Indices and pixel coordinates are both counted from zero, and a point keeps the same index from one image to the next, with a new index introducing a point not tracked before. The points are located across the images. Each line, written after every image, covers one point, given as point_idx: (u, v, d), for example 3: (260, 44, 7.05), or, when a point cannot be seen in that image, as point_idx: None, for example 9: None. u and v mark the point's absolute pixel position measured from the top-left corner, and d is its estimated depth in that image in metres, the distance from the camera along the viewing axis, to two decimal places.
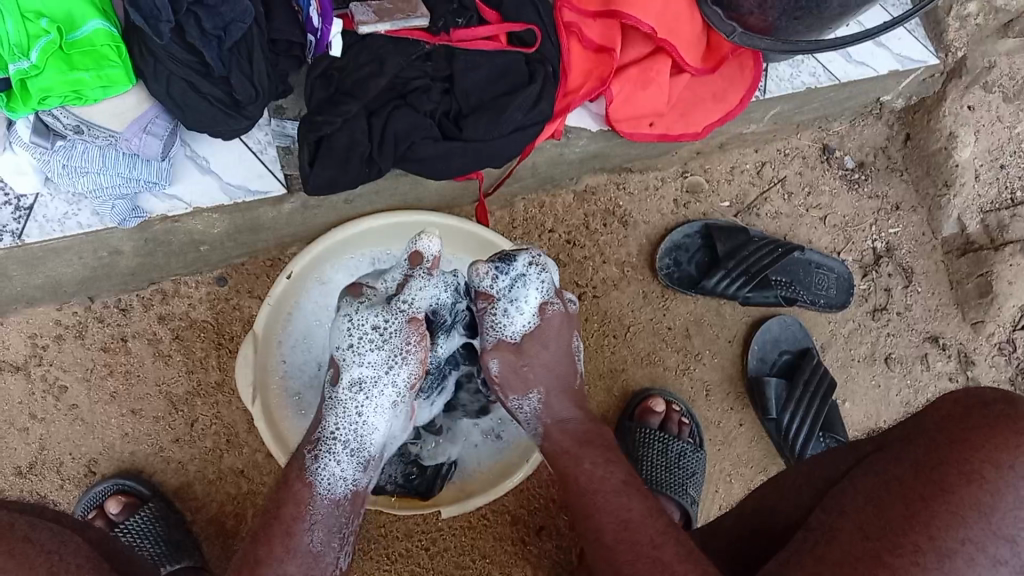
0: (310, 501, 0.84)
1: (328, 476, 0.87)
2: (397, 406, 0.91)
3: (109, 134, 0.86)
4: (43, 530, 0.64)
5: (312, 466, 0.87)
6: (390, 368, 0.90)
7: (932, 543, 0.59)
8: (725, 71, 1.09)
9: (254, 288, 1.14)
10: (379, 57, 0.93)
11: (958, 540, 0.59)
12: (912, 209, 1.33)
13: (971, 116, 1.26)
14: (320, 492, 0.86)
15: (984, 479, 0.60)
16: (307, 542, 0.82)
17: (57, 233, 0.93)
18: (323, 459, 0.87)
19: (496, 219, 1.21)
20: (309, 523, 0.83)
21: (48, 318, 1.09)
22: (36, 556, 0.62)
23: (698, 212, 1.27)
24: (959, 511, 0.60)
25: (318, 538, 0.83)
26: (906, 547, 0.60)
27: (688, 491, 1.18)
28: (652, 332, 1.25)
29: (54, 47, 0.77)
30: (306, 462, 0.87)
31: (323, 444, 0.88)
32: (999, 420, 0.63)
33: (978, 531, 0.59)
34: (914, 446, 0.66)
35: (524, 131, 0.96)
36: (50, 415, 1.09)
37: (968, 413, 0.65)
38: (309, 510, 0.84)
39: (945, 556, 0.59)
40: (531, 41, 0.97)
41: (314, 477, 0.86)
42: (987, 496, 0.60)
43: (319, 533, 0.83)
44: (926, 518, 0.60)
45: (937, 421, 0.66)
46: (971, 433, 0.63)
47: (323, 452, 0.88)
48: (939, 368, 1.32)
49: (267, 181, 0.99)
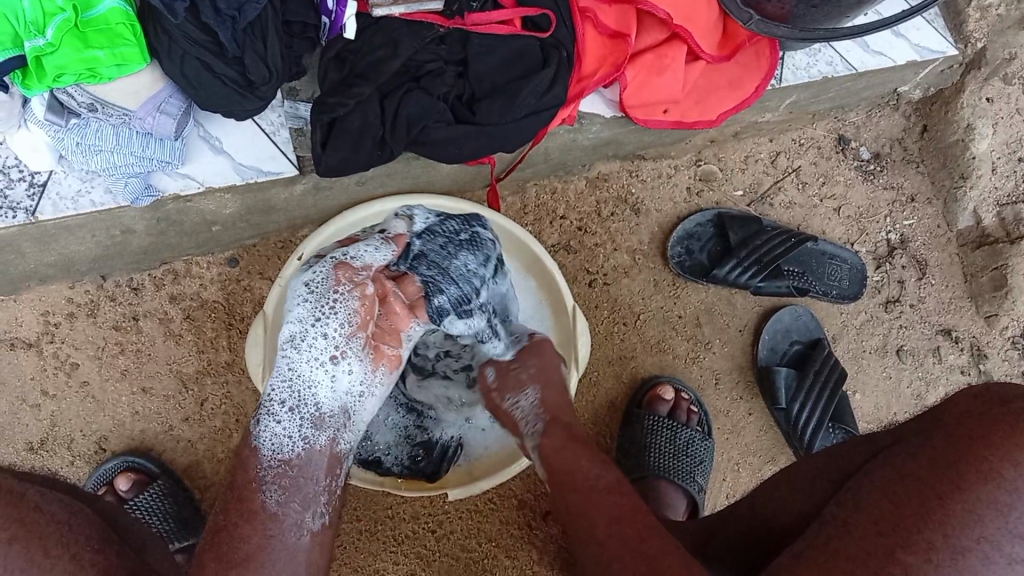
0: (262, 464, 0.80)
1: (270, 436, 0.82)
2: (340, 358, 0.87)
3: (123, 112, 0.86)
4: (51, 502, 0.65)
5: (256, 433, 0.82)
6: (320, 320, 0.86)
7: (947, 542, 0.59)
8: (741, 59, 1.08)
9: (265, 269, 1.14)
10: (393, 40, 0.93)
11: (973, 538, 0.58)
12: (927, 201, 1.32)
13: (989, 108, 1.24)
14: (267, 454, 0.81)
15: (1002, 478, 0.59)
16: (264, 502, 0.77)
17: (71, 211, 0.93)
18: (268, 423, 0.82)
19: (507, 204, 1.21)
20: (263, 484, 0.78)
21: (61, 296, 1.10)
22: (47, 525, 0.62)
23: (711, 200, 1.27)
24: (975, 510, 0.59)
25: (274, 495, 0.78)
26: (920, 545, 0.59)
27: (695, 479, 1.19)
28: (662, 320, 1.24)
29: (69, 25, 0.78)
30: (251, 430, 0.83)
31: (263, 408, 0.84)
32: (1017, 418, 0.62)
33: (994, 529, 0.59)
34: (932, 442, 0.65)
35: (537, 115, 0.96)
36: (61, 392, 1.10)
37: (988, 410, 0.64)
38: (259, 476, 0.79)
39: (959, 554, 0.58)
40: (546, 26, 0.96)
41: (259, 438, 0.81)
42: (1004, 495, 0.59)
43: (275, 489, 0.78)
44: (941, 516, 0.60)
45: (957, 416, 0.66)
46: (990, 430, 0.62)
47: (264, 415, 0.83)
48: (951, 361, 1.31)
49: (279, 162, 0.99)
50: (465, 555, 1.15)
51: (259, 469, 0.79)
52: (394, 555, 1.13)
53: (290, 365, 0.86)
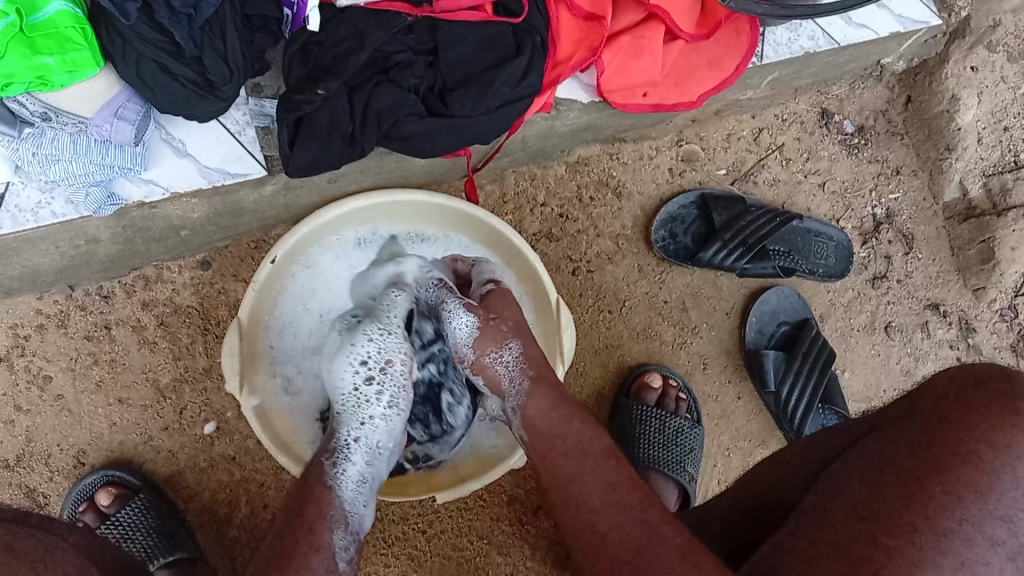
0: (336, 505, 0.79)
1: (351, 476, 0.84)
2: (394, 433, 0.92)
3: (78, 120, 0.82)
4: (26, 538, 0.63)
5: (333, 475, 0.83)
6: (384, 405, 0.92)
7: (929, 523, 0.57)
8: (720, 37, 1.05)
9: (239, 271, 1.11)
10: (359, 32, 0.88)
11: (956, 520, 0.57)
12: (913, 173, 1.30)
13: (974, 77, 1.22)
14: (343, 501, 0.81)
15: (980, 460, 0.59)
16: (330, 540, 0.75)
17: (30, 224, 0.90)
18: (342, 470, 0.84)
19: (486, 194, 1.18)
20: (336, 523, 0.77)
21: (28, 307, 1.07)
22: (20, 565, 0.61)
23: (693, 181, 1.24)
24: (954, 490, 0.58)
25: (341, 539, 0.76)
26: (902, 527, 0.57)
27: (686, 468, 1.16)
28: (648, 306, 1.22)
29: (14, 30, 0.71)
30: (325, 471, 0.83)
31: (340, 453, 0.86)
32: (996, 400, 0.62)
33: (976, 511, 0.57)
34: (907, 426, 0.64)
35: (512, 105, 0.93)
36: (35, 406, 1.07)
37: (965, 392, 0.63)
38: (326, 514, 0.77)
39: (941, 536, 0.56)
40: (518, 10, 0.93)
41: (336, 483, 0.82)
42: (981, 476, 0.58)
43: (341, 533, 0.77)
44: (923, 498, 0.58)
45: (930, 400, 0.65)
46: (966, 413, 0.62)
47: (340, 459, 0.85)
48: (939, 336, 1.29)
49: (247, 163, 0.95)
50: (457, 553, 1.13)
51: (331, 509, 0.78)
52: (384, 557, 1.11)
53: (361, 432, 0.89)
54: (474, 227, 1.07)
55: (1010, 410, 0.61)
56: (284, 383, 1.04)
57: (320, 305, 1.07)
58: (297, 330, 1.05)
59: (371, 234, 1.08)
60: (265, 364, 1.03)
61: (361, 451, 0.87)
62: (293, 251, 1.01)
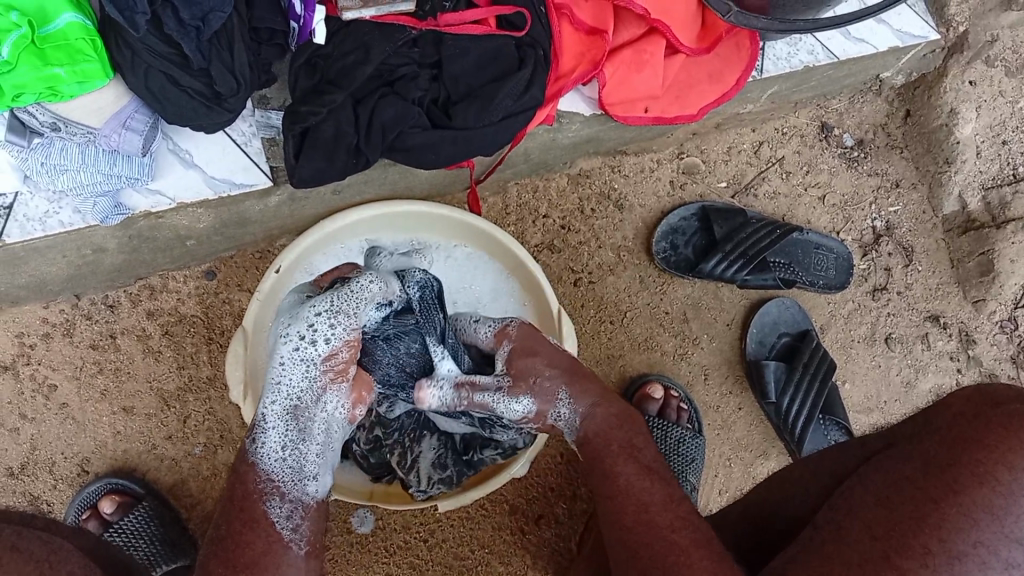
0: (261, 478, 0.77)
1: (271, 449, 0.79)
2: (323, 403, 0.83)
3: (87, 131, 0.84)
4: (32, 539, 0.64)
5: (252, 453, 0.79)
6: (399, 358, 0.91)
7: (943, 546, 0.57)
8: (721, 51, 1.06)
9: (244, 281, 1.12)
10: (365, 45, 0.90)
11: (970, 542, 0.57)
12: (912, 186, 1.31)
13: (973, 91, 1.23)
14: (268, 476, 0.77)
15: (997, 482, 0.58)
16: (265, 512, 0.74)
17: (39, 233, 0.91)
18: (262, 445, 0.79)
19: (489, 205, 1.19)
20: (268, 496, 0.76)
21: (34, 317, 1.07)
22: (25, 566, 0.62)
23: (695, 193, 1.25)
24: (969, 513, 0.58)
25: (277, 509, 0.75)
26: (916, 549, 0.58)
27: (688, 478, 1.15)
28: (649, 317, 1.23)
29: (25, 41, 0.74)
30: (247, 450, 0.79)
31: (257, 425, 0.80)
32: (1012, 420, 0.61)
33: (991, 533, 0.57)
34: (925, 445, 0.64)
35: (514, 118, 0.94)
36: (40, 414, 1.07)
37: (982, 412, 0.63)
38: (257, 491, 0.76)
39: (955, 559, 0.57)
40: (521, 24, 0.94)
41: (258, 458, 0.78)
42: (999, 498, 0.58)
43: (277, 502, 0.76)
44: (936, 519, 0.59)
45: (949, 419, 0.65)
46: (983, 432, 0.61)
47: (258, 432, 0.79)
48: (940, 347, 1.30)
49: (252, 174, 0.96)
50: (458, 563, 1.14)
51: (258, 485, 0.76)
52: (386, 566, 1.12)
53: (278, 399, 0.81)
54: (476, 237, 1.08)
55: None
56: None
57: None
58: None
59: (375, 243, 1.09)
60: None
61: (283, 421, 0.80)
62: (296, 259, 1.02)
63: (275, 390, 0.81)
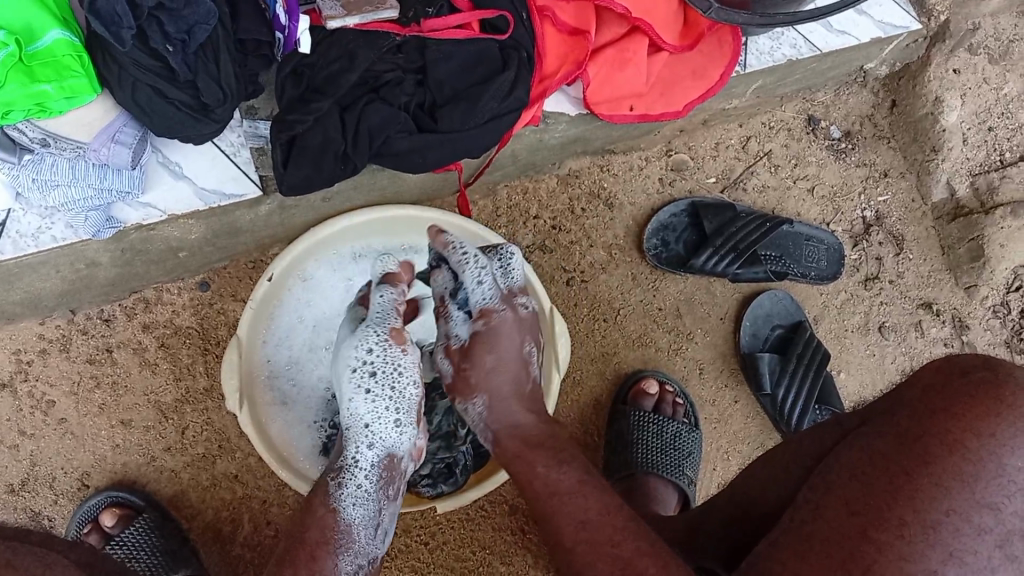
0: (339, 528, 0.79)
1: (351, 498, 0.82)
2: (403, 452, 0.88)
3: (76, 146, 0.84)
4: (25, 555, 0.65)
5: (334, 495, 0.82)
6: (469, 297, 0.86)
7: (918, 516, 0.58)
8: (704, 47, 1.07)
9: (237, 291, 1.13)
10: (349, 52, 0.91)
11: (943, 511, 0.58)
12: (900, 176, 1.32)
13: (956, 79, 1.25)
14: (346, 526, 0.80)
15: (966, 449, 0.60)
16: (335, 566, 0.77)
17: (31, 249, 0.92)
18: (343, 487, 0.82)
19: (479, 208, 1.20)
20: (341, 549, 0.78)
21: (31, 333, 1.08)
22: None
23: (684, 189, 1.26)
24: (942, 482, 0.59)
25: (347, 563, 0.78)
26: (892, 521, 0.59)
27: (685, 472, 1.18)
28: (642, 313, 1.23)
29: (14, 59, 0.74)
30: (330, 492, 0.82)
31: (344, 471, 0.84)
32: (981, 390, 0.63)
33: (962, 501, 0.58)
34: (897, 418, 0.65)
35: (499, 120, 0.95)
36: (39, 430, 1.08)
37: (951, 381, 0.65)
38: (332, 541, 0.78)
39: (930, 528, 0.57)
40: (503, 27, 0.95)
41: (340, 505, 0.81)
42: (969, 465, 0.59)
43: (348, 557, 0.79)
44: (911, 491, 0.59)
45: (919, 392, 0.66)
46: (951, 401, 0.63)
47: (345, 478, 0.83)
48: (934, 334, 1.30)
49: (242, 183, 0.97)
50: (459, 565, 1.14)
51: (334, 535, 0.78)
52: (388, 570, 1.12)
53: (366, 447, 0.86)
54: None
55: (995, 401, 0.62)
56: (278, 393, 1.05)
57: (314, 317, 1.07)
58: (291, 342, 1.06)
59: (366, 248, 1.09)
60: (262, 376, 1.04)
61: (369, 467, 0.85)
62: (290, 265, 1.02)
63: (372, 437, 0.86)
